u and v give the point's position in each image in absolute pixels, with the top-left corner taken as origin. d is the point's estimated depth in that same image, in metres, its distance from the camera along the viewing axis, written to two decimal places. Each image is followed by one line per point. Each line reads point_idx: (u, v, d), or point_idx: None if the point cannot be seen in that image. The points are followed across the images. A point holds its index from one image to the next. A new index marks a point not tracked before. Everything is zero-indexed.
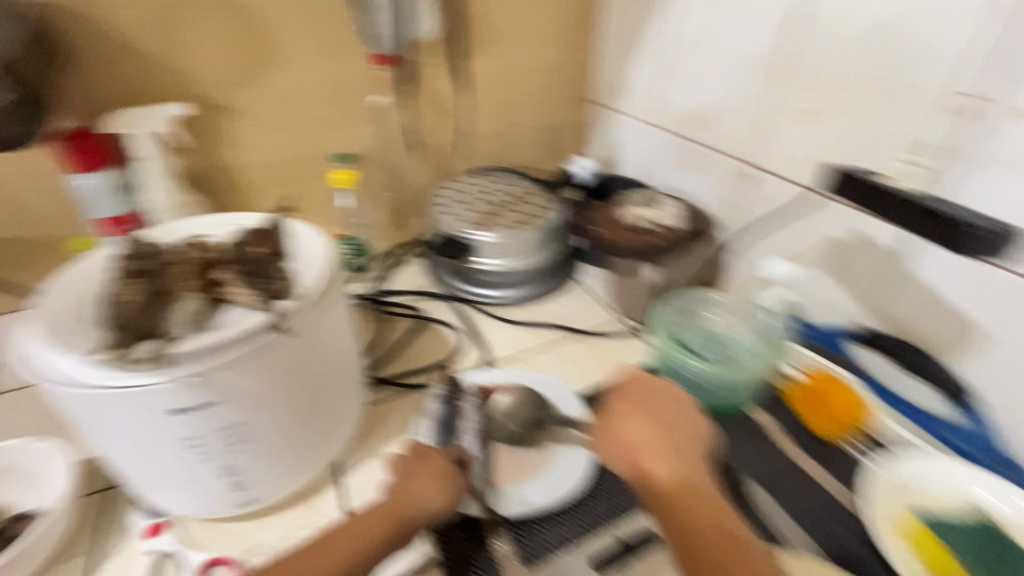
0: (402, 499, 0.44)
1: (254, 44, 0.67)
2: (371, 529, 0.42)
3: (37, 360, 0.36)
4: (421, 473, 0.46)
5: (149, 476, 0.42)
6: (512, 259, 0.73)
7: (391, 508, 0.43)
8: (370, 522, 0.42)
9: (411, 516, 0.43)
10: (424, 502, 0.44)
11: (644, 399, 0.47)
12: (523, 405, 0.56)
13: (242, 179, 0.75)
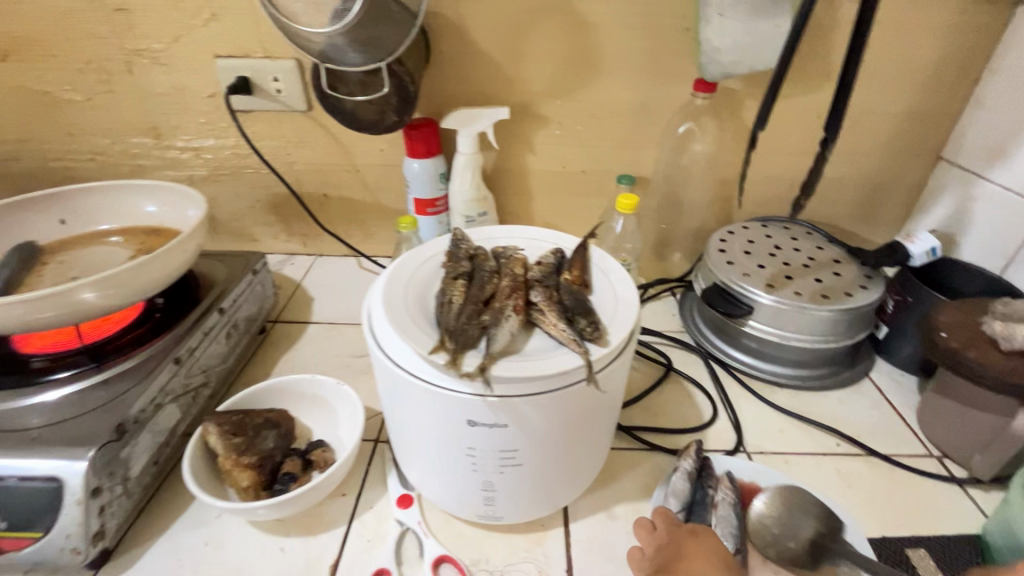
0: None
1: (583, 58, 0.68)
2: None
3: (377, 334, 0.39)
4: (696, 551, 0.42)
5: (418, 461, 0.44)
6: (797, 334, 0.62)
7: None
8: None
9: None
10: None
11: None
12: (795, 517, 0.47)
13: (528, 181, 0.78)
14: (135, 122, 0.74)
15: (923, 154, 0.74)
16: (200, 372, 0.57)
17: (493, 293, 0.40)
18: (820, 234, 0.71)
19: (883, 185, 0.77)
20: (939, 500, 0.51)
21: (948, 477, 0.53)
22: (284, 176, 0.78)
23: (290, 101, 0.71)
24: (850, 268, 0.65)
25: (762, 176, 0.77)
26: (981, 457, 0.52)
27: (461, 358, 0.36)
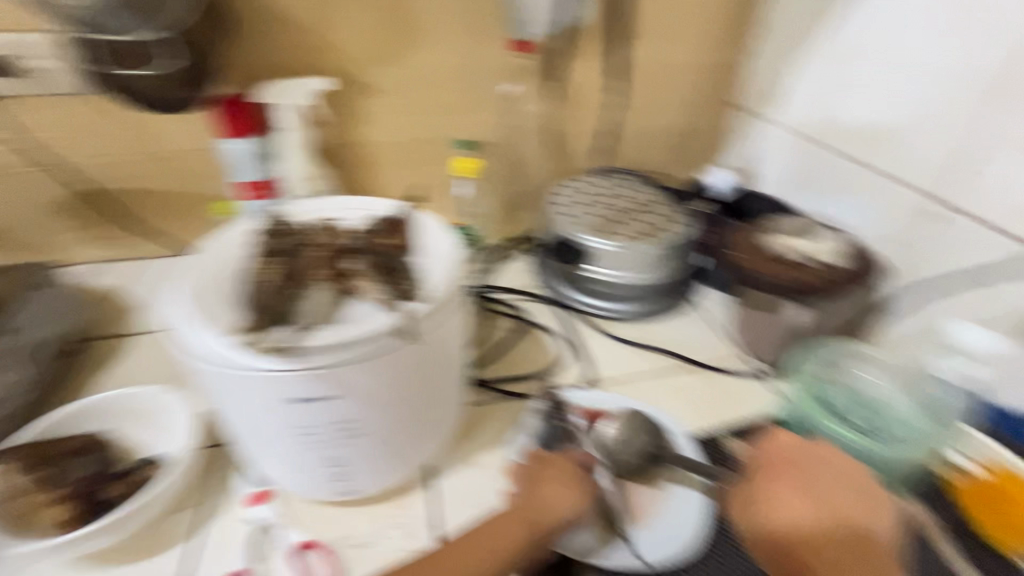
0: (536, 502, 0.42)
1: (401, 22, 0.67)
2: (516, 528, 0.41)
3: (180, 327, 0.36)
4: (553, 477, 0.44)
5: (260, 455, 0.42)
6: (630, 271, 0.69)
7: (526, 511, 0.42)
8: (516, 521, 0.41)
9: (548, 522, 0.41)
10: (561, 509, 0.42)
11: (792, 459, 0.47)
12: (634, 434, 0.51)
13: (369, 154, 0.75)
14: None
15: (722, 100, 0.84)
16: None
17: (309, 268, 0.39)
18: (644, 179, 0.80)
19: (694, 131, 0.86)
20: (747, 390, 0.61)
21: (755, 372, 0.63)
22: (72, 172, 0.67)
23: (61, 84, 0.61)
24: (668, 205, 0.74)
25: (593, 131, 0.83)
26: (771, 350, 0.62)
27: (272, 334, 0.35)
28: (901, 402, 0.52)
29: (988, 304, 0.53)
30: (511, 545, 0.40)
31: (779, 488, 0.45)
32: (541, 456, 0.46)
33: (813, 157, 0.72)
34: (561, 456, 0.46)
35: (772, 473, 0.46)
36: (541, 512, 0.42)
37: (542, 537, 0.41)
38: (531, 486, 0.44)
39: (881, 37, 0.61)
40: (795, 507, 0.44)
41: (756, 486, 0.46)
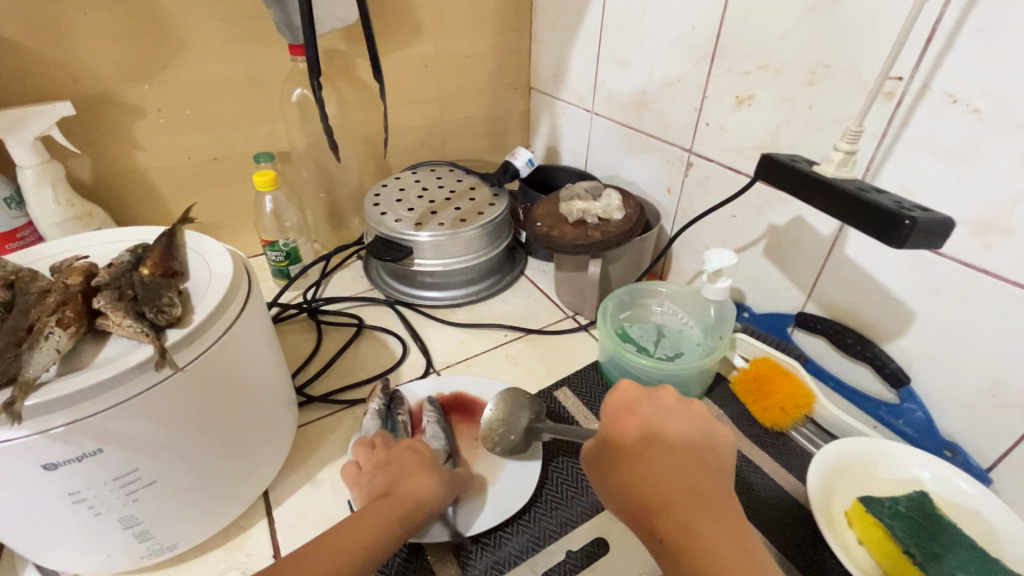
0: (409, 491, 0.41)
1: (155, 35, 0.63)
2: (392, 521, 0.39)
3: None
4: (419, 469, 0.44)
5: (27, 539, 0.37)
6: (454, 258, 0.72)
7: (404, 505, 0.40)
8: (392, 514, 0.39)
9: (423, 511, 0.41)
10: (432, 496, 0.42)
11: (639, 407, 0.43)
12: (517, 411, 0.53)
13: (151, 182, 0.71)
14: None
15: (515, 86, 0.93)
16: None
17: (38, 317, 0.35)
18: (459, 170, 0.84)
19: (497, 118, 0.95)
20: (572, 347, 0.69)
21: (578, 327, 0.72)
22: None
23: None
24: (483, 192, 0.79)
25: (401, 128, 0.86)
26: (586, 304, 0.71)
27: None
28: (692, 330, 0.63)
29: (730, 230, 0.66)
30: (384, 540, 0.37)
31: (631, 443, 0.40)
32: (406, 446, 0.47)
33: (596, 128, 0.82)
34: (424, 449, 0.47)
35: (621, 426, 0.42)
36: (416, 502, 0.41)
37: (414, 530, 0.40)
38: (397, 480, 0.43)
39: (623, 18, 0.71)
40: (647, 464, 0.38)
41: (608, 444, 0.41)
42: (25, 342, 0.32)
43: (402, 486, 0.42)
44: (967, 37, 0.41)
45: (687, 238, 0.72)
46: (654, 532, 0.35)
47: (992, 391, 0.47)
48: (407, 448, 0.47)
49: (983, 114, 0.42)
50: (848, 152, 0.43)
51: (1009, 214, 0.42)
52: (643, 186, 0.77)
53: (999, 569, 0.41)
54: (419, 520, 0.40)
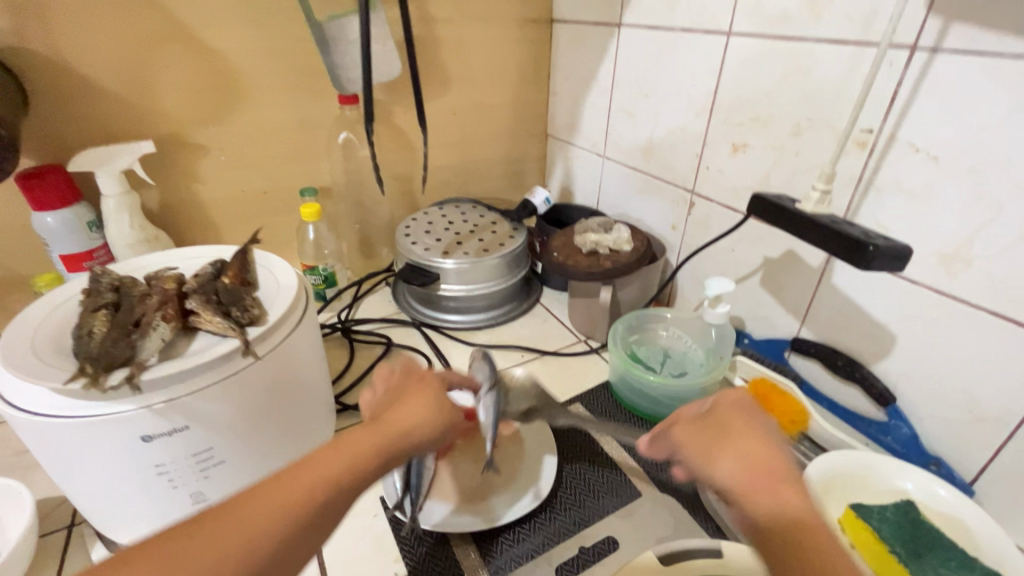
0: (401, 419, 0.41)
1: (226, 84, 0.73)
2: (375, 446, 0.38)
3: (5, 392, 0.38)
4: (417, 397, 0.44)
5: (112, 508, 0.42)
6: (477, 284, 0.79)
7: (391, 431, 0.40)
8: (375, 438, 0.39)
9: (411, 439, 0.41)
10: (427, 425, 0.42)
11: (754, 419, 0.43)
12: (523, 396, 0.61)
13: (208, 212, 0.80)
14: None
15: (533, 133, 1.03)
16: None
17: (142, 312, 0.42)
18: (481, 206, 0.93)
19: (516, 161, 1.04)
20: (583, 367, 0.74)
21: (590, 351, 0.77)
22: None
23: None
24: (503, 226, 0.87)
25: (429, 169, 0.95)
26: (597, 329, 0.78)
27: (103, 378, 0.37)
28: (695, 352, 0.69)
29: (729, 263, 0.72)
30: (364, 466, 0.37)
31: (741, 427, 0.42)
32: (414, 376, 0.48)
33: (608, 171, 0.91)
34: (439, 377, 0.48)
35: (734, 419, 0.43)
36: (402, 433, 0.40)
37: (396, 456, 0.39)
38: (383, 413, 0.42)
39: (632, 75, 0.81)
40: (758, 443, 0.40)
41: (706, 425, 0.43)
42: (136, 332, 0.40)
43: (384, 419, 0.41)
44: (923, 97, 0.48)
45: (690, 270, 0.79)
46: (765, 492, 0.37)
47: (968, 408, 0.51)
48: (415, 376, 0.48)
49: (940, 161, 0.48)
50: (824, 191, 0.51)
51: (969, 247, 0.48)
52: (650, 223, 0.84)
53: (977, 567, 0.46)
54: (408, 446, 0.40)
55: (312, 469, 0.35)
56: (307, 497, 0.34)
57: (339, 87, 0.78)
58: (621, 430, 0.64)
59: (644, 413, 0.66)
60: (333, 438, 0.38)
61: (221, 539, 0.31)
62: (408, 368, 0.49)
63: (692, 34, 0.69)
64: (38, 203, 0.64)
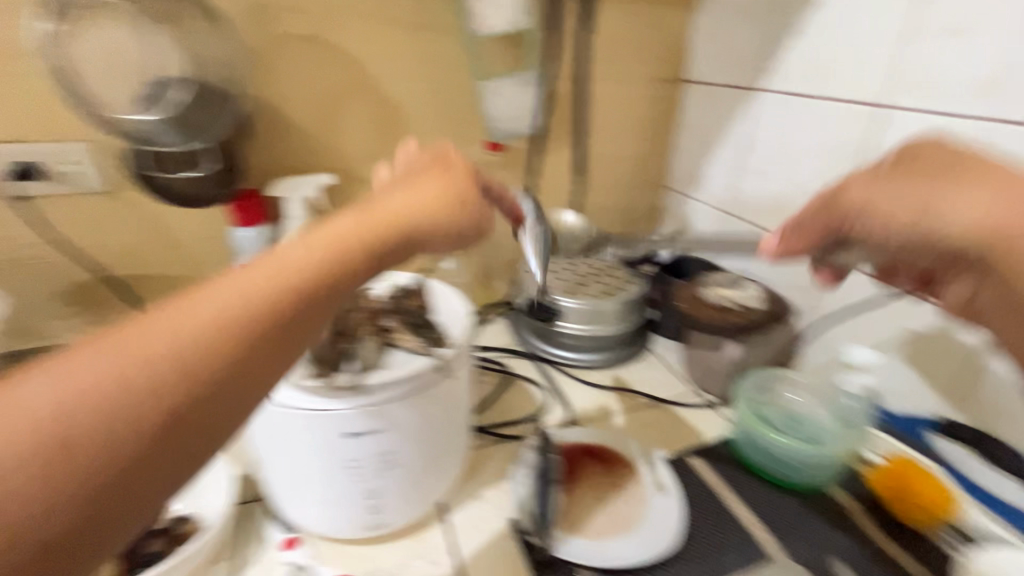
0: (406, 207, 0.38)
1: (395, 127, 0.84)
2: (376, 231, 0.35)
3: None
4: (429, 188, 0.41)
5: (303, 493, 0.48)
6: (596, 325, 0.82)
7: (395, 216, 0.37)
8: (375, 222, 0.36)
9: (420, 232, 0.38)
10: (438, 218, 0.39)
11: (931, 151, 0.39)
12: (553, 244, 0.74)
13: (359, 235, 0.89)
14: None
15: (651, 184, 1.07)
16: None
17: (352, 326, 0.49)
18: (598, 249, 0.97)
19: (631, 209, 1.08)
20: (699, 419, 0.75)
21: (706, 404, 0.77)
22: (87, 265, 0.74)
23: (84, 184, 0.69)
24: (622, 271, 0.90)
25: (551, 211, 1.01)
26: (715, 382, 0.77)
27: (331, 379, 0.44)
28: (824, 416, 0.66)
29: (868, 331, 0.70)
30: (365, 245, 0.34)
31: (931, 159, 0.38)
32: (440, 166, 0.44)
33: (730, 226, 0.92)
34: (474, 169, 0.45)
35: (916, 159, 0.39)
36: (406, 209, 0.38)
37: (406, 238, 0.37)
38: (394, 193, 0.40)
39: (768, 137, 0.83)
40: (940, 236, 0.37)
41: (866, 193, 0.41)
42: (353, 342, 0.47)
43: (393, 198, 0.39)
44: None
45: (819, 333, 0.77)
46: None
47: None
48: (436, 163, 0.45)
49: None
50: None
51: None
52: (775, 282, 0.84)
53: None
54: (414, 235, 0.37)
55: (324, 229, 0.34)
56: (314, 253, 0.32)
57: (490, 135, 0.87)
58: (746, 488, 0.63)
59: (769, 477, 0.64)
60: (333, 214, 0.35)
61: (230, 281, 0.29)
62: (443, 157, 0.45)
63: (841, 103, 0.70)
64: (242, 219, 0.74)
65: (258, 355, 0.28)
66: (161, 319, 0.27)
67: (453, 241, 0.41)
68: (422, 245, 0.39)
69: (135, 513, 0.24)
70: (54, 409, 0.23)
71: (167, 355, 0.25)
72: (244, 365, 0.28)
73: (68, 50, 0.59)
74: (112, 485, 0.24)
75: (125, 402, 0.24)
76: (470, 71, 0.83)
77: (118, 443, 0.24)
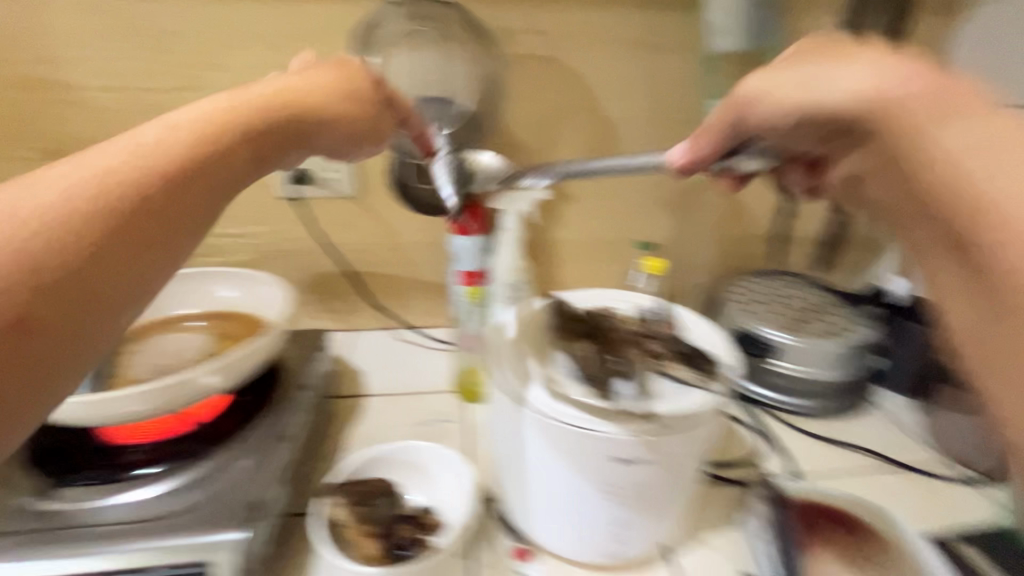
0: (313, 105, 0.46)
1: (606, 146, 0.85)
2: (270, 113, 0.44)
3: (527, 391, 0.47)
4: (323, 79, 0.49)
5: (555, 508, 0.50)
6: (815, 368, 0.73)
7: (288, 106, 0.45)
8: (275, 111, 0.44)
9: (311, 120, 0.46)
10: (332, 110, 0.48)
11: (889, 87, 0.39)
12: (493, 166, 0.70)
13: (558, 251, 0.92)
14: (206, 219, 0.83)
15: None
16: (280, 438, 0.56)
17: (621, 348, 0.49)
18: (807, 280, 0.87)
19: (853, 242, 0.96)
20: (957, 496, 0.64)
21: (961, 480, 0.66)
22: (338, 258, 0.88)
23: (340, 188, 0.83)
24: (843, 307, 0.80)
25: (756, 239, 0.94)
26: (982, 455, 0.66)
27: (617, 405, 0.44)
28: None
29: None
30: (261, 123, 0.43)
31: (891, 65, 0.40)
32: (344, 69, 0.51)
33: None
34: (382, 77, 0.54)
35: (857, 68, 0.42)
36: (295, 102, 0.46)
37: (302, 124, 0.46)
38: (288, 78, 0.48)
39: None
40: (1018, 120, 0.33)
41: (846, 91, 0.42)
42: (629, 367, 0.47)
43: (264, 84, 0.46)
44: None
45: None
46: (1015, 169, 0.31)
47: None
48: (338, 63, 0.51)
49: None
50: None
51: None
52: None
53: None
54: (299, 120, 0.45)
55: (207, 108, 0.41)
56: (179, 133, 0.38)
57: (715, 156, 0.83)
58: None
59: None
60: (203, 98, 0.42)
61: (126, 142, 0.36)
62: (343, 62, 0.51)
63: None
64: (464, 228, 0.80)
65: (178, 215, 0.37)
66: (114, 161, 0.35)
67: (345, 141, 0.50)
68: (315, 132, 0.47)
69: (99, 307, 0.33)
70: (52, 217, 0.32)
71: (87, 205, 0.33)
72: (156, 219, 0.35)
73: (392, 60, 0.71)
74: (70, 281, 0.31)
75: (92, 241, 0.33)
76: (697, 87, 0.81)
77: (83, 256, 0.32)
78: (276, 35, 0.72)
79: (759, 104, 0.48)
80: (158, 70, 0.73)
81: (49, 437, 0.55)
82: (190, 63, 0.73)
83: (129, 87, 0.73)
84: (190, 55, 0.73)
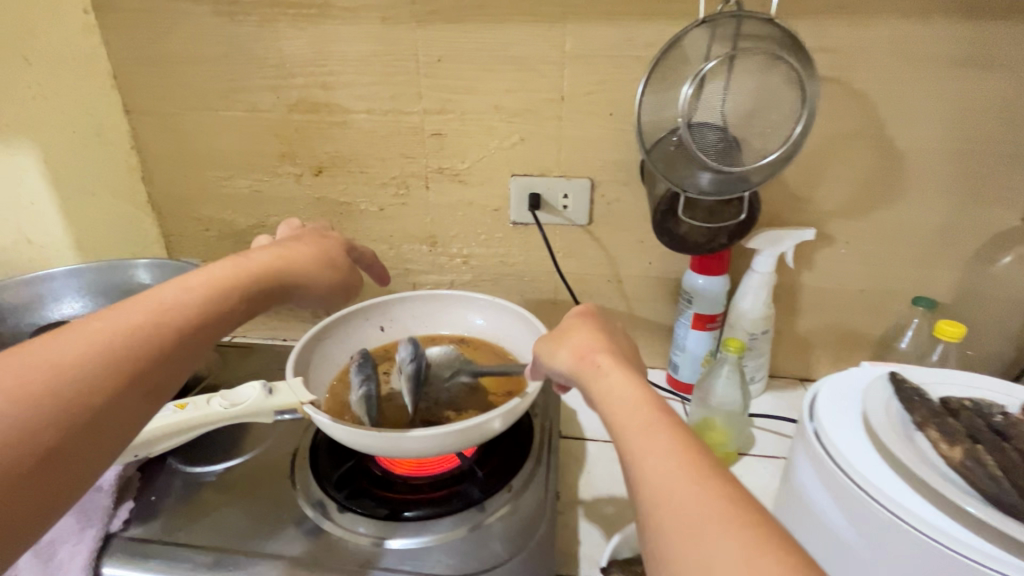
0: (294, 273, 0.51)
1: (888, 182, 0.71)
2: (256, 278, 0.47)
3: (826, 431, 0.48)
4: (305, 245, 0.54)
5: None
6: None
7: (273, 275, 0.49)
8: (257, 273, 0.48)
9: (290, 285, 0.51)
10: (311, 282, 0.52)
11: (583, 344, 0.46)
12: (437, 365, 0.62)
13: (802, 298, 0.79)
14: (432, 236, 0.84)
15: None
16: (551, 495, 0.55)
17: (999, 463, 0.41)
18: None
19: None
20: None
21: None
22: (553, 285, 0.85)
23: (573, 217, 0.79)
24: None
25: None
26: None
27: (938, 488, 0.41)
28: None
29: None
30: (241, 289, 0.46)
31: (576, 319, 0.50)
32: (304, 236, 0.56)
33: None
34: (345, 244, 0.59)
35: (573, 320, 0.49)
36: (283, 266, 0.50)
37: (284, 286, 0.50)
38: (270, 247, 0.52)
39: None
40: (675, 423, 0.36)
41: (611, 361, 0.43)
42: (1001, 483, 0.40)
43: (266, 250, 0.51)
44: None
45: None
46: (662, 474, 0.33)
47: None
48: (319, 233, 0.58)
49: None
50: None
51: None
52: None
53: None
54: (280, 284, 0.50)
55: (209, 273, 0.45)
56: (196, 294, 0.43)
57: None
58: None
59: None
60: (210, 262, 0.47)
61: (136, 308, 0.40)
62: (324, 234, 0.58)
63: None
64: (706, 267, 0.73)
65: (167, 366, 0.39)
66: (95, 325, 0.38)
67: (318, 294, 0.53)
68: (293, 296, 0.52)
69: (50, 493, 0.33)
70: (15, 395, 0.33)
71: (61, 373, 0.34)
72: (149, 380, 0.38)
73: (687, 62, 0.57)
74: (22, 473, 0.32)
75: (55, 411, 0.34)
76: None
77: (50, 433, 0.33)
78: (539, 58, 0.71)
79: (575, 339, 0.47)
80: (420, 93, 0.75)
81: (328, 462, 0.57)
82: (452, 86, 0.74)
83: (392, 110, 0.76)
84: (452, 78, 0.74)
